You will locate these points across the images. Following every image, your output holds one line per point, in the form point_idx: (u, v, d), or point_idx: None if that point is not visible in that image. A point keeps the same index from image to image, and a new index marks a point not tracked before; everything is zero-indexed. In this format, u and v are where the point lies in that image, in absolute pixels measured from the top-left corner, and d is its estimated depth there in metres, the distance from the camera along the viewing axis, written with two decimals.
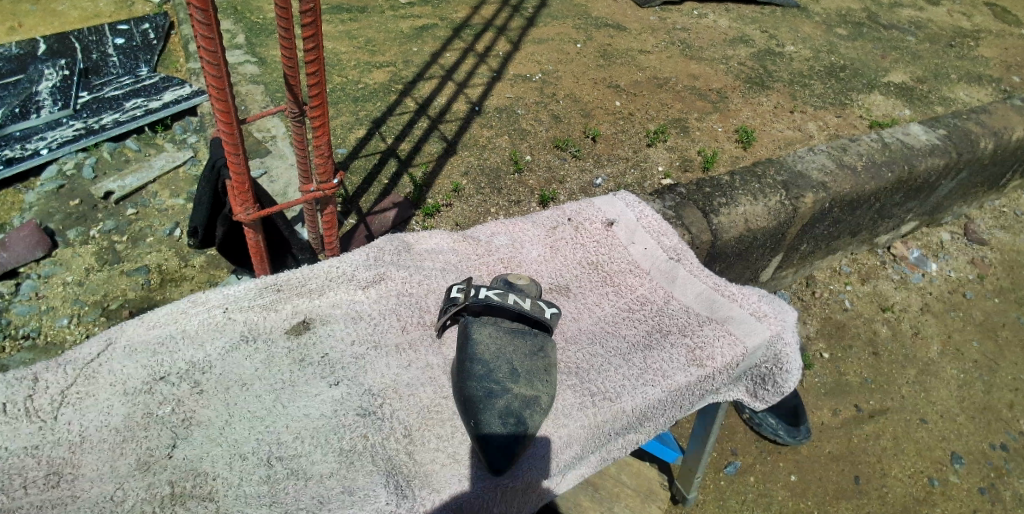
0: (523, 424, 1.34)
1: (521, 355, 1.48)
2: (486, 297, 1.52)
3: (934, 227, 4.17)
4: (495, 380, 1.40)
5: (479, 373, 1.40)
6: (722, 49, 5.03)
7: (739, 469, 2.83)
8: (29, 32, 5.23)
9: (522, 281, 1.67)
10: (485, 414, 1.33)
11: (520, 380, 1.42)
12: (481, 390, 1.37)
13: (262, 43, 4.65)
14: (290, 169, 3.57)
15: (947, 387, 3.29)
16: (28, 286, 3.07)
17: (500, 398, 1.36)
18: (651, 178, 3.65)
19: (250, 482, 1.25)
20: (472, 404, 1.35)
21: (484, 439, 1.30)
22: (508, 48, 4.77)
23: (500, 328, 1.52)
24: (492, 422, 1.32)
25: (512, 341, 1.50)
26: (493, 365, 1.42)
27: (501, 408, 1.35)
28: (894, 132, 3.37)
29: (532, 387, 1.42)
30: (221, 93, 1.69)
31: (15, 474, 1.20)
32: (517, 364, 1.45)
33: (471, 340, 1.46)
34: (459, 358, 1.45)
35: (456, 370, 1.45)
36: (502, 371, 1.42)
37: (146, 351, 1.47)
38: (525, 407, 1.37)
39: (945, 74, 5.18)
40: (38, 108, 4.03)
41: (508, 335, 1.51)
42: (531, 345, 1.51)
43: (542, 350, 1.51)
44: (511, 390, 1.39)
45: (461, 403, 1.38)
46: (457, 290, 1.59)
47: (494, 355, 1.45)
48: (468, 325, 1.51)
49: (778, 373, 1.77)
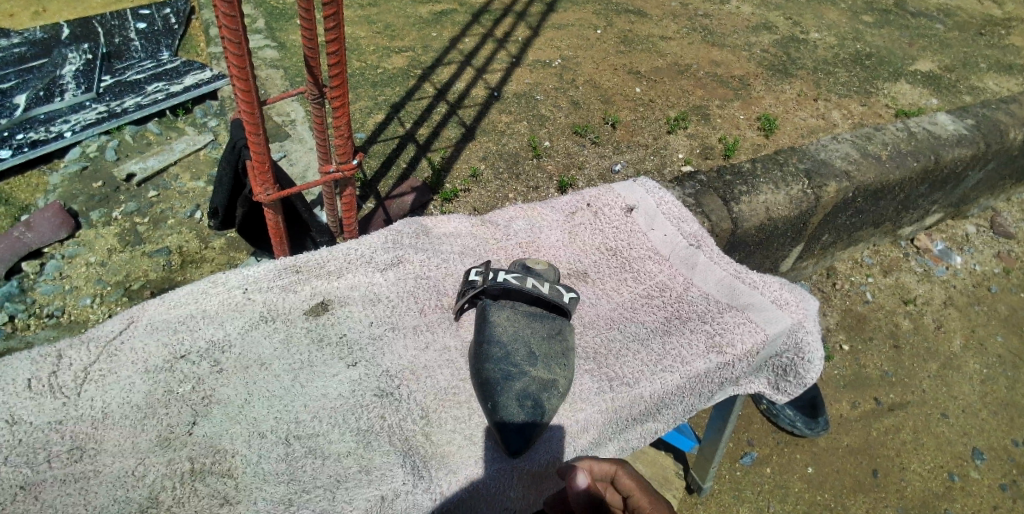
0: (541, 408, 1.34)
1: (539, 338, 1.47)
2: (505, 280, 1.52)
3: (959, 220, 4.09)
4: (512, 362, 1.39)
5: (496, 356, 1.40)
6: (745, 36, 4.94)
7: (755, 460, 2.81)
8: (52, 16, 5.28)
9: (540, 266, 1.66)
10: (502, 397, 1.33)
11: (538, 364, 1.41)
12: (498, 373, 1.37)
13: (282, 28, 4.66)
14: (309, 153, 3.59)
15: (969, 382, 3.23)
16: (52, 265, 3.11)
17: (518, 381, 1.36)
18: (671, 165, 3.63)
19: (268, 460, 1.26)
20: (488, 387, 1.35)
21: (501, 421, 1.30)
22: (528, 34, 4.72)
23: (518, 311, 1.51)
24: (508, 406, 1.31)
25: (529, 324, 1.49)
26: (511, 347, 1.42)
27: (518, 391, 1.34)
28: (920, 121, 3.29)
29: (550, 370, 1.41)
30: (242, 72, 1.67)
31: (40, 448, 1.23)
32: (534, 347, 1.44)
33: (489, 323, 1.46)
34: (477, 338, 1.44)
35: (472, 350, 1.45)
36: (520, 354, 1.41)
37: (167, 329, 1.49)
38: (543, 391, 1.36)
39: (975, 63, 5.06)
40: (62, 92, 4.09)
41: (526, 319, 1.50)
42: (549, 328, 1.50)
43: (560, 334, 1.50)
44: (529, 373, 1.38)
45: (479, 385, 1.38)
46: (475, 273, 1.58)
47: (510, 338, 1.44)
48: (486, 307, 1.50)
49: (799, 363, 1.74)
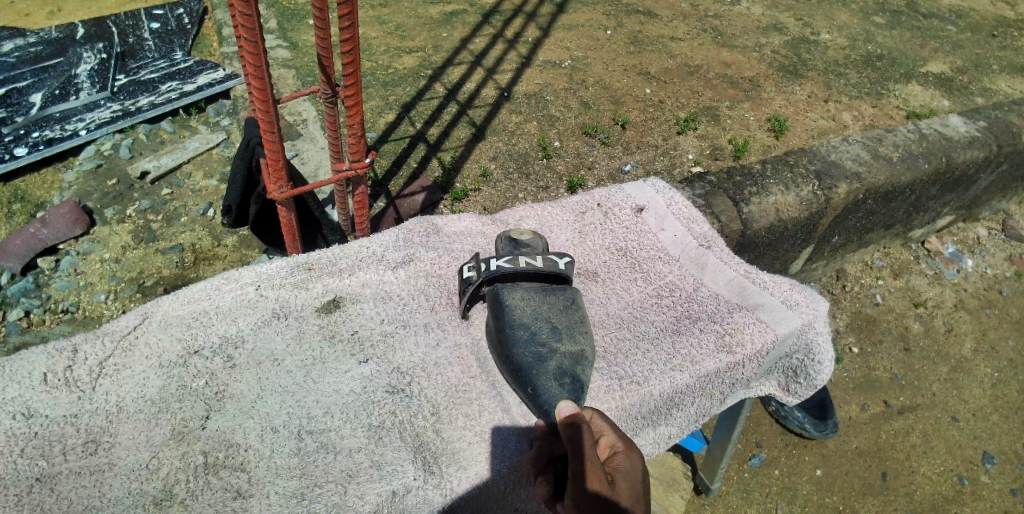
0: (579, 380, 1.37)
1: (557, 312, 1.49)
2: (498, 267, 1.52)
3: (970, 222, 4.07)
4: (539, 343, 1.41)
5: (522, 338, 1.41)
6: (756, 37, 4.93)
7: (764, 461, 2.80)
8: (68, 16, 5.34)
9: (527, 237, 1.67)
10: (539, 380, 1.34)
11: (563, 338, 1.43)
12: (529, 356, 1.38)
13: (294, 28, 4.69)
14: (321, 152, 3.62)
15: (980, 386, 3.21)
16: (67, 261, 3.15)
17: (551, 360, 1.38)
18: (681, 166, 3.62)
19: (281, 454, 1.27)
20: (525, 371, 1.36)
21: (544, 404, 1.31)
22: (538, 35, 4.74)
23: (529, 289, 1.52)
24: (549, 387, 1.33)
25: (544, 300, 1.51)
26: (534, 328, 1.43)
27: (554, 370, 1.36)
28: (931, 122, 3.28)
29: (575, 343, 1.44)
30: (257, 70, 1.68)
31: (56, 441, 1.25)
32: (555, 322, 1.46)
33: (506, 309, 1.47)
34: (496, 324, 1.45)
35: (492, 336, 1.46)
36: (544, 332, 1.43)
37: (181, 325, 1.50)
38: (576, 363, 1.39)
39: (987, 64, 5.02)
40: (77, 91, 4.14)
41: (540, 295, 1.51)
42: (563, 299, 1.53)
43: (574, 304, 1.53)
44: (559, 349, 1.41)
45: (512, 371, 1.39)
46: (468, 268, 1.59)
47: (531, 318, 1.45)
48: (499, 292, 1.50)
49: (810, 364, 1.74)
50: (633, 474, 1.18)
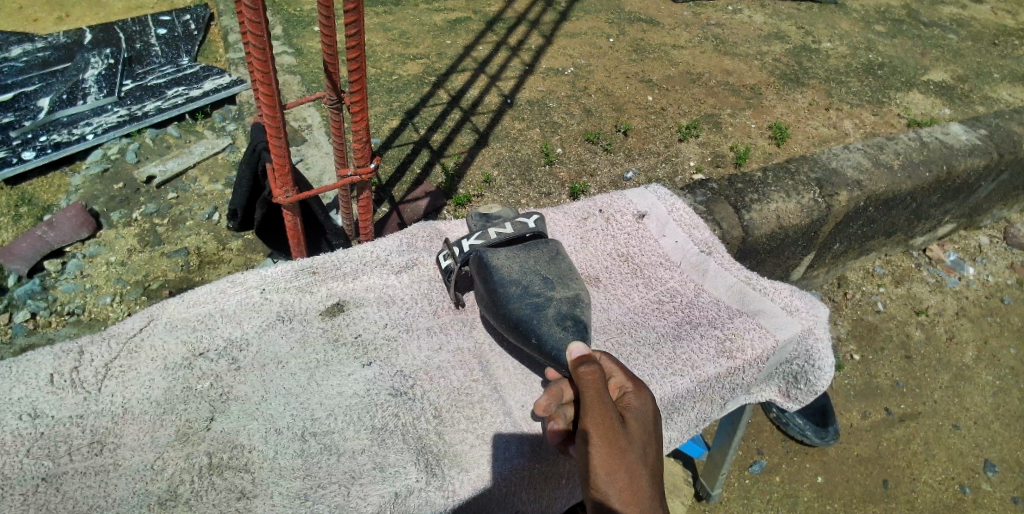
0: (579, 320, 1.45)
1: (543, 266, 1.59)
2: (471, 244, 1.60)
3: (972, 230, 4.08)
4: (533, 294, 1.48)
5: (516, 293, 1.48)
6: (757, 45, 4.96)
7: (765, 468, 2.80)
8: (76, 22, 5.39)
9: (495, 210, 1.78)
10: (542, 328, 1.41)
11: (554, 286, 1.52)
12: (527, 307, 1.45)
13: (299, 35, 4.73)
14: (325, 157, 3.65)
15: (981, 393, 3.21)
16: (73, 264, 3.17)
17: (548, 307, 1.46)
18: (683, 173, 3.64)
19: (284, 456, 1.29)
20: (526, 322, 1.43)
21: (552, 348, 1.38)
22: (541, 42, 4.77)
23: (511, 251, 1.61)
24: (553, 331, 1.40)
25: (528, 256, 1.60)
26: (525, 282, 1.51)
27: (554, 316, 1.44)
28: (932, 130, 3.29)
29: (566, 289, 1.53)
30: (265, 77, 1.70)
31: (61, 442, 1.26)
32: (544, 275, 1.55)
33: (494, 271, 1.54)
34: (488, 287, 1.52)
35: (487, 300, 1.52)
36: (535, 284, 1.52)
37: (186, 327, 1.52)
38: (573, 306, 1.48)
39: (988, 73, 5.04)
40: (85, 95, 4.18)
41: (523, 252, 1.60)
42: (547, 253, 1.63)
43: (557, 254, 1.63)
44: (553, 297, 1.49)
45: (514, 325, 1.45)
46: (444, 257, 1.68)
47: (520, 274, 1.54)
48: (482, 256, 1.58)
49: (810, 370, 1.75)
50: (644, 412, 1.12)
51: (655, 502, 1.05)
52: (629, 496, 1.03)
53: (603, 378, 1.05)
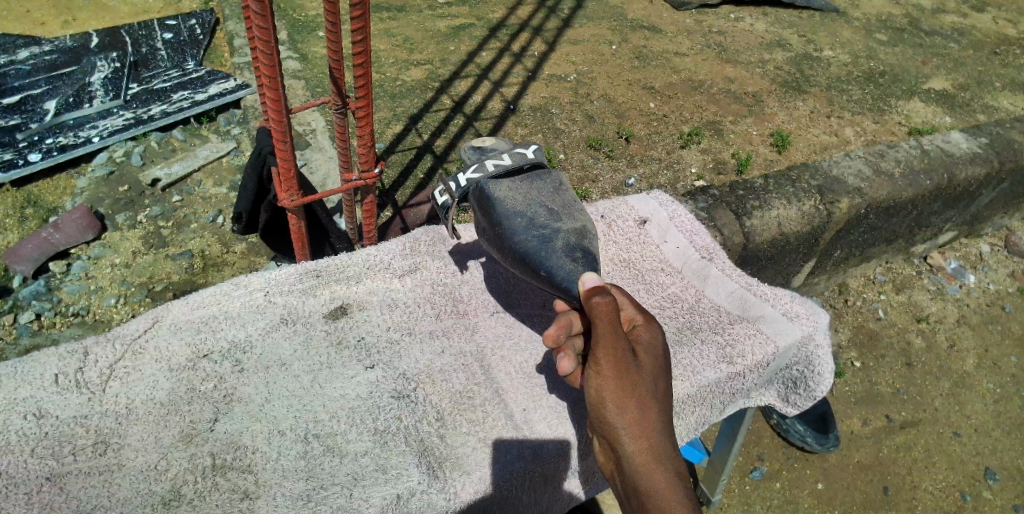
0: (589, 253, 1.34)
1: (549, 196, 1.47)
2: (470, 179, 1.50)
3: (973, 238, 4.09)
4: (540, 226, 1.37)
5: (521, 225, 1.37)
6: (759, 53, 4.99)
7: (765, 474, 2.81)
8: (82, 26, 5.42)
9: (489, 143, 1.62)
10: (551, 260, 1.31)
11: (561, 217, 1.41)
12: (534, 239, 1.34)
13: (304, 40, 4.76)
14: (329, 162, 3.67)
15: (982, 401, 3.21)
16: (78, 266, 3.19)
17: (557, 238, 1.35)
18: (684, 180, 3.65)
19: (288, 457, 1.30)
20: (534, 254, 1.33)
21: (562, 281, 1.28)
22: (544, 49, 4.80)
23: (513, 182, 1.48)
24: (563, 263, 1.30)
25: (533, 187, 1.47)
26: (531, 213, 1.40)
27: (563, 247, 1.33)
28: (933, 139, 3.30)
29: (574, 220, 1.41)
30: (273, 82, 1.72)
31: (65, 441, 1.26)
32: (550, 205, 1.43)
33: (497, 202, 1.42)
34: (491, 221, 1.42)
35: (491, 235, 1.43)
36: (541, 215, 1.40)
37: (190, 330, 1.53)
38: (582, 239, 1.37)
39: (989, 81, 5.06)
40: (91, 99, 4.21)
41: (526, 182, 1.48)
42: (551, 184, 1.50)
43: (562, 186, 1.51)
44: (561, 229, 1.37)
45: (521, 258, 1.35)
46: (441, 193, 1.62)
47: (524, 205, 1.42)
48: (484, 189, 1.46)
49: (810, 376, 1.75)
50: (655, 343, 1.15)
51: (666, 433, 1.04)
52: (639, 426, 1.02)
53: (616, 308, 1.08)
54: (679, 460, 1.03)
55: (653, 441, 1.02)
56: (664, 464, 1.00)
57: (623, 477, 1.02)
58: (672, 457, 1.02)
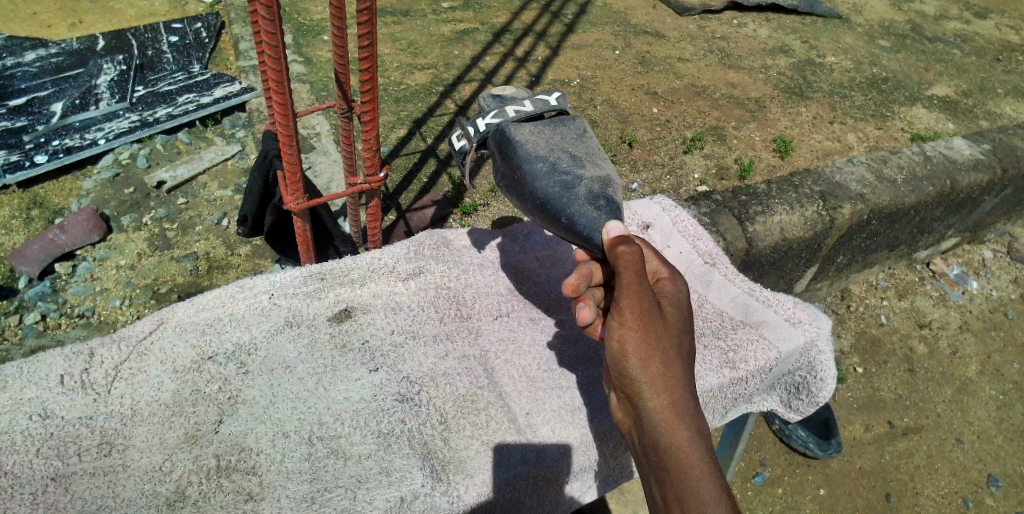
0: (613, 202, 1.24)
1: (572, 142, 1.36)
2: (487, 125, 1.40)
3: (975, 244, 4.09)
4: (563, 172, 1.28)
5: (543, 170, 1.28)
6: (762, 59, 5.00)
7: (767, 479, 2.81)
8: (89, 28, 5.45)
9: (509, 91, 1.50)
10: (573, 207, 1.22)
11: (585, 164, 1.31)
12: (556, 186, 1.25)
13: (309, 44, 4.79)
14: (333, 165, 3.68)
15: (985, 408, 3.21)
16: (84, 267, 3.20)
17: (580, 185, 1.25)
18: (687, 185, 3.66)
19: (292, 459, 1.30)
20: (555, 202, 1.23)
21: (584, 230, 1.19)
22: (548, 54, 4.82)
23: (535, 125, 1.38)
24: (586, 212, 1.21)
25: (556, 132, 1.37)
26: (553, 159, 1.30)
27: (587, 195, 1.23)
28: (936, 145, 3.31)
29: (599, 169, 1.31)
30: (280, 86, 1.73)
31: (70, 442, 1.27)
32: (573, 151, 1.33)
33: (518, 145, 1.32)
34: (510, 165, 1.32)
35: (509, 181, 1.33)
36: (564, 161, 1.30)
37: (196, 332, 1.53)
38: (606, 188, 1.27)
39: (992, 88, 5.07)
40: (97, 101, 4.23)
41: (550, 127, 1.38)
42: (575, 130, 1.39)
43: (585, 133, 1.40)
44: (584, 176, 1.27)
45: (540, 206, 1.26)
46: (458, 138, 1.52)
47: (547, 150, 1.32)
48: (505, 131, 1.36)
49: (812, 382, 1.78)
50: (678, 297, 1.19)
51: (687, 389, 1.07)
52: (661, 381, 1.05)
53: (641, 260, 1.08)
54: (700, 417, 1.07)
55: (675, 397, 1.05)
56: (685, 421, 1.04)
57: (642, 431, 1.06)
58: (694, 413, 1.06)
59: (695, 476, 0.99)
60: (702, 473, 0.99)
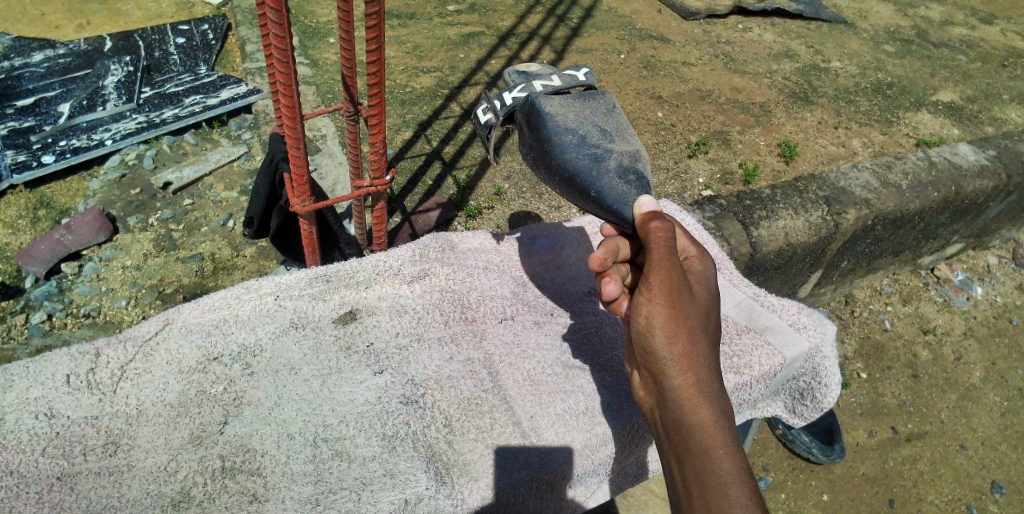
0: (642, 176, 1.25)
1: (601, 116, 1.36)
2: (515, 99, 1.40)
3: (980, 250, 4.08)
4: (592, 145, 1.28)
5: (572, 142, 1.27)
6: (767, 63, 5.00)
7: (770, 485, 2.80)
8: (96, 30, 5.48)
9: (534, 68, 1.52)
10: (603, 181, 1.21)
11: (613, 138, 1.31)
12: (585, 159, 1.25)
13: (314, 46, 4.80)
14: (338, 168, 3.70)
15: (989, 415, 3.20)
16: (90, 267, 3.22)
17: (609, 159, 1.25)
18: (692, 189, 3.66)
19: (296, 461, 1.31)
20: (585, 175, 1.23)
21: (614, 203, 1.19)
22: (553, 58, 4.83)
23: (564, 98, 1.37)
24: (615, 185, 1.21)
25: (586, 107, 1.37)
26: (582, 131, 1.30)
27: (616, 168, 1.23)
28: (941, 151, 3.30)
29: (627, 144, 1.31)
30: (288, 89, 1.74)
31: (76, 442, 1.27)
32: (601, 125, 1.34)
33: (547, 115, 1.31)
34: (539, 137, 1.30)
35: (536, 153, 1.32)
36: (594, 134, 1.30)
37: (201, 332, 1.54)
38: (635, 163, 1.27)
39: (997, 94, 5.06)
40: (105, 102, 4.26)
41: (578, 101, 1.37)
42: (603, 105, 1.40)
43: (614, 108, 1.40)
44: (614, 150, 1.28)
45: (568, 179, 1.25)
46: (483, 112, 1.50)
47: (576, 123, 1.31)
48: (535, 102, 1.35)
49: (817, 388, 1.79)
50: (707, 275, 1.19)
51: (711, 368, 1.07)
52: (686, 359, 1.04)
53: (672, 237, 1.08)
54: (723, 398, 1.06)
55: (699, 376, 1.04)
56: (709, 399, 1.03)
57: (665, 410, 1.06)
58: (717, 392, 1.05)
59: (717, 456, 0.99)
60: (725, 454, 0.99)
